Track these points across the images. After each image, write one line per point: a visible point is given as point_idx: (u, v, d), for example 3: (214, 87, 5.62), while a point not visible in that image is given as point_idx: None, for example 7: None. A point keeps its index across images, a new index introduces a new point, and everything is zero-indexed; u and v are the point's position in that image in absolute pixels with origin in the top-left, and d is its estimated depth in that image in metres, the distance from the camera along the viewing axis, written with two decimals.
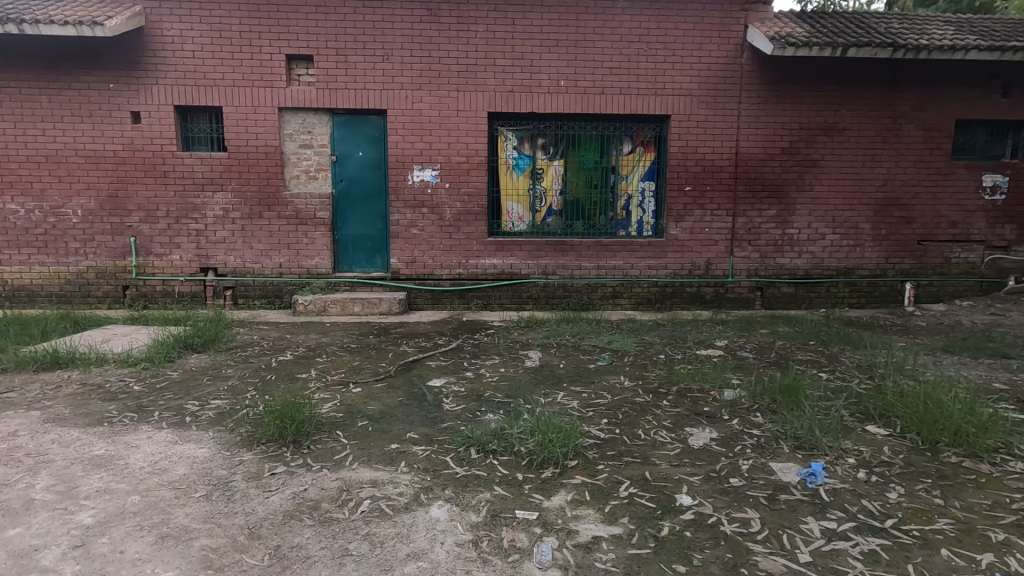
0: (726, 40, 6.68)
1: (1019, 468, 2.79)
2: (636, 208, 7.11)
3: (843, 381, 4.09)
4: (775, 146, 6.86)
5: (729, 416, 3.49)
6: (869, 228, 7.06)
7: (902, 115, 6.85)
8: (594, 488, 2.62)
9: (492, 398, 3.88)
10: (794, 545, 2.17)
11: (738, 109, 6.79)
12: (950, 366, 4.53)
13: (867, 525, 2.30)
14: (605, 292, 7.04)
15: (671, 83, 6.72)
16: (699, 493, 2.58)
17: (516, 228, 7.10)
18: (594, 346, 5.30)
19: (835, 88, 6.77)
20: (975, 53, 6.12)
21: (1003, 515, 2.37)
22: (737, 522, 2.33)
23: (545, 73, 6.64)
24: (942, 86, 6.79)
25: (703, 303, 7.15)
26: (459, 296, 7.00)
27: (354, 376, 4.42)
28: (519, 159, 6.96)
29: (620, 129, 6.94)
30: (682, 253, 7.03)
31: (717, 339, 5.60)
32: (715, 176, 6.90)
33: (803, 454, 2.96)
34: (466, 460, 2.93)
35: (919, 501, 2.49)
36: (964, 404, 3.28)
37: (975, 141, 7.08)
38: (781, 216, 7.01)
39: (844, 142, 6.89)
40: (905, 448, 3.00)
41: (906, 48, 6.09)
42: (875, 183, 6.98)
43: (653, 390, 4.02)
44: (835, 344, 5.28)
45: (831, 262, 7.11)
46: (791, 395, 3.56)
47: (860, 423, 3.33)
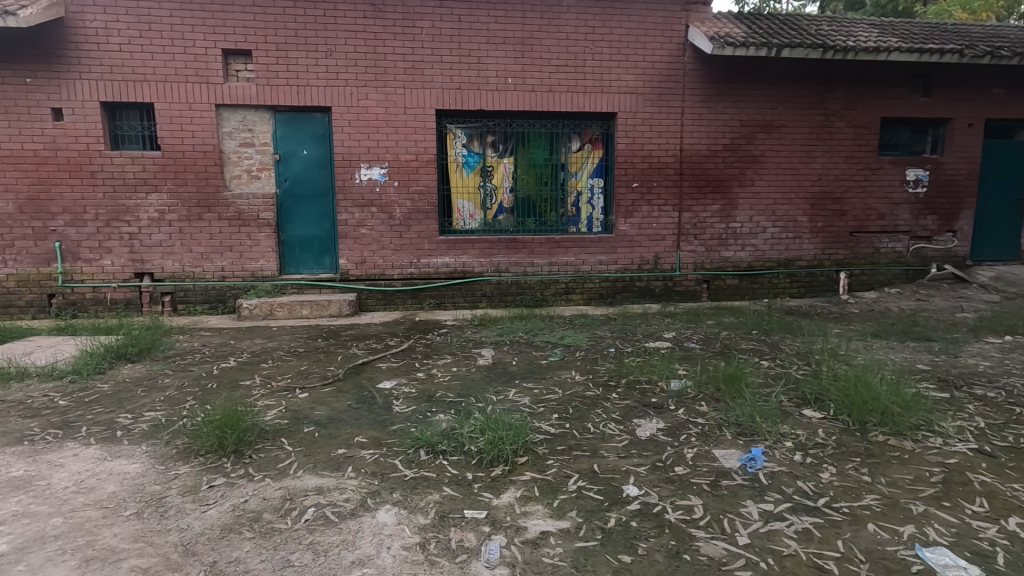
0: (669, 38, 6.84)
1: (939, 443, 2.98)
2: (586, 205, 7.20)
3: (782, 369, 4.27)
4: (717, 142, 7.08)
5: (676, 406, 3.59)
6: (805, 221, 7.39)
7: (834, 113, 7.19)
8: (544, 483, 2.64)
9: (443, 398, 3.85)
10: (734, 529, 2.24)
11: (681, 107, 6.97)
12: (879, 350, 4.80)
13: (801, 505, 2.40)
14: (557, 288, 7.11)
15: (617, 81, 6.83)
16: (646, 483, 2.64)
17: (467, 226, 7.07)
18: (547, 343, 5.34)
19: (772, 87, 7.05)
20: (897, 54, 6.48)
21: (923, 489, 2.52)
22: (681, 509, 2.40)
23: (492, 71, 6.62)
24: (869, 86, 7.17)
25: (652, 297, 7.32)
26: (412, 295, 6.91)
27: (301, 381, 4.30)
28: (469, 157, 6.93)
29: (568, 126, 7.02)
30: (631, 248, 7.17)
31: (665, 331, 5.74)
32: (662, 173, 7.06)
33: (743, 440, 3.07)
34: (415, 461, 2.89)
35: (849, 479, 2.62)
36: (890, 385, 3.48)
37: (898, 138, 7.54)
38: (724, 211, 7.25)
39: (782, 139, 7.18)
40: (837, 430, 3.16)
41: (835, 49, 6.39)
42: (810, 178, 7.31)
43: (603, 384, 4.09)
44: (776, 332, 5.51)
45: (772, 254, 7.40)
46: (733, 384, 3.69)
47: (798, 408, 3.48)
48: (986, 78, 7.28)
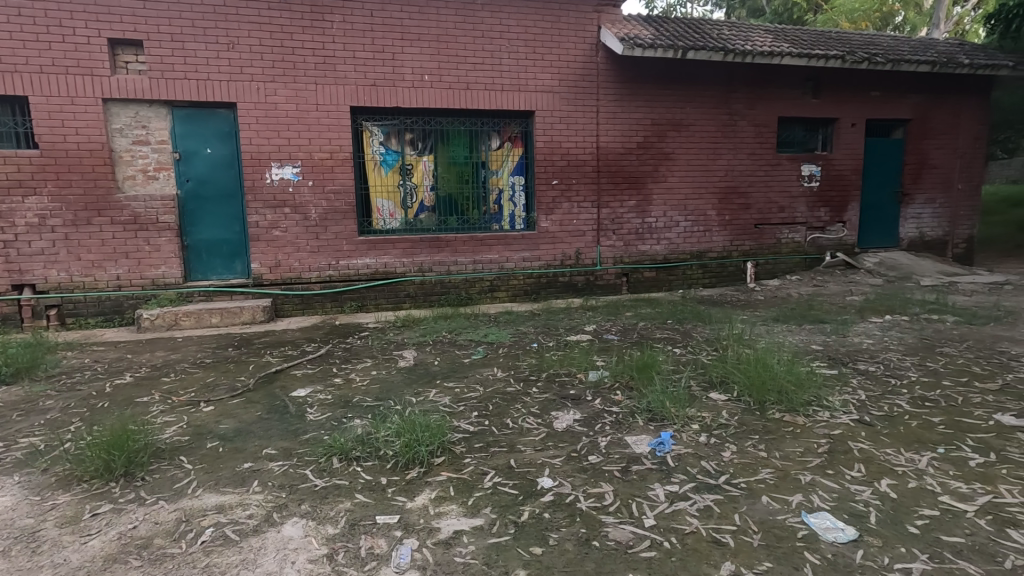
0: (582, 39, 7.00)
1: (826, 416, 3.24)
2: (507, 202, 7.23)
3: (693, 355, 4.49)
4: (631, 140, 7.33)
5: (593, 396, 3.68)
6: (715, 215, 7.82)
7: (736, 112, 7.64)
8: (459, 482, 2.63)
9: (361, 402, 3.74)
10: (641, 512, 2.32)
11: (597, 106, 7.16)
12: (779, 333, 5.17)
13: (704, 484, 2.53)
14: (482, 286, 7.11)
15: (533, 79, 6.91)
16: (561, 474, 2.68)
17: (388, 226, 6.92)
18: (470, 341, 5.32)
19: (680, 88, 7.38)
20: (789, 58, 6.97)
21: (811, 459, 2.73)
22: (592, 497, 2.46)
23: (408, 68, 6.51)
24: (767, 87, 7.68)
25: (575, 291, 7.48)
26: (331, 299, 6.67)
27: (206, 394, 4.03)
28: (387, 155, 6.78)
29: (487, 124, 7.02)
30: (554, 244, 7.29)
31: (587, 324, 5.88)
32: (580, 170, 7.22)
33: (654, 425, 3.19)
34: (327, 470, 2.79)
35: (748, 455, 2.79)
36: (786, 365, 3.75)
37: (793, 136, 8.14)
38: (640, 206, 7.52)
39: (690, 138, 7.54)
40: (739, 410, 3.35)
41: (735, 52, 6.79)
42: (718, 174, 7.73)
43: (524, 378, 4.13)
44: (688, 321, 5.79)
45: (685, 247, 7.77)
46: (646, 372, 3.84)
47: (705, 391, 3.67)
48: (866, 81, 7.99)
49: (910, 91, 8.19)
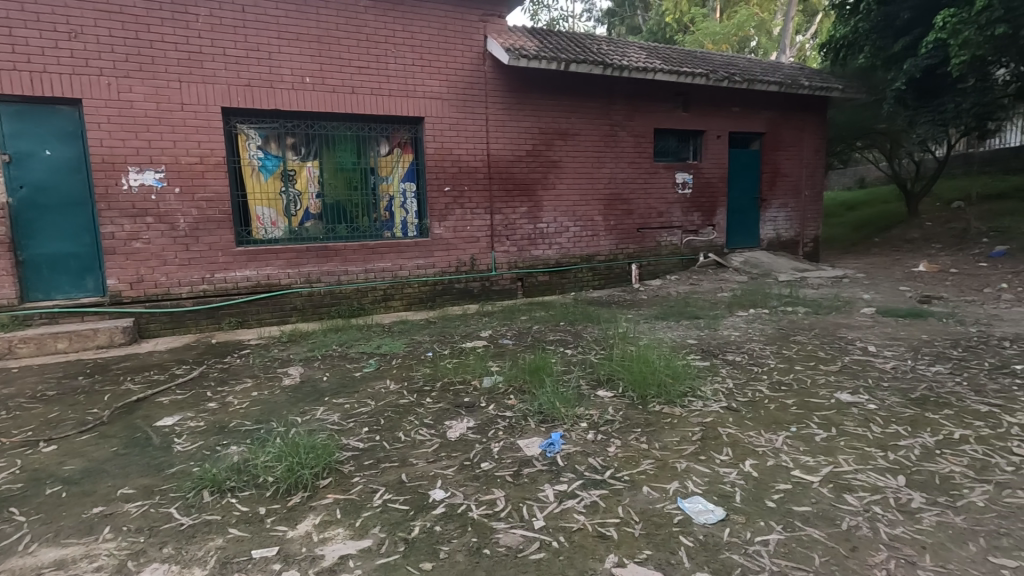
0: (469, 47, 7.05)
1: (699, 405, 3.50)
2: (399, 209, 7.07)
3: (583, 355, 4.67)
4: (520, 148, 7.50)
5: (487, 402, 3.69)
6: (601, 220, 8.22)
7: (617, 123, 8.10)
8: (346, 503, 2.50)
9: (238, 427, 3.45)
10: (531, 515, 2.36)
11: (486, 113, 7.24)
12: (660, 330, 5.53)
13: (591, 480, 2.63)
14: (376, 296, 6.89)
15: (421, 85, 6.84)
16: (453, 484, 2.65)
17: (270, 235, 6.48)
18: (362, 353, 5.13)
19: (565, 99, 7.69)
20: (661, 74, 7.52)
21: (686, 447, 2.93)
22: (484, 504, 2.45)
23: (286, 68, 6.16)
24: (643, 101, 8.22)
25: (471, 297, 7.48)
26: (206, 315, 6.11)
27: (47, 432, 3.49)
28: (266, 160, 6.36)
29: (375, 130, 6.82)
30: (448, 251, 7.25)
31: (482, 330, 5.91)
32: (471, 177, 7.26)
33: (545, 426, 3.27)
34: (196, 506, 2.53)
35: (631, 448, 2.94)
36: (665, 360, 4.01)
37: (668, 146, 8.79)
38: (532, 213, 7.71)
39: (576, 146, 7.87)
40: (624, 405, 3.53)
41: (613, 67, 7.19)
42: (602, 181, 8.13)
43: (418, 389, 4.04)
44: (579, 322, 6.03)
45: (575, 251, 8.09)
46: (538, 375, 3.93)
47: (594, 390, 3.82)
48: (727, 98, 8.82)
49: (764, 108, 9.17)
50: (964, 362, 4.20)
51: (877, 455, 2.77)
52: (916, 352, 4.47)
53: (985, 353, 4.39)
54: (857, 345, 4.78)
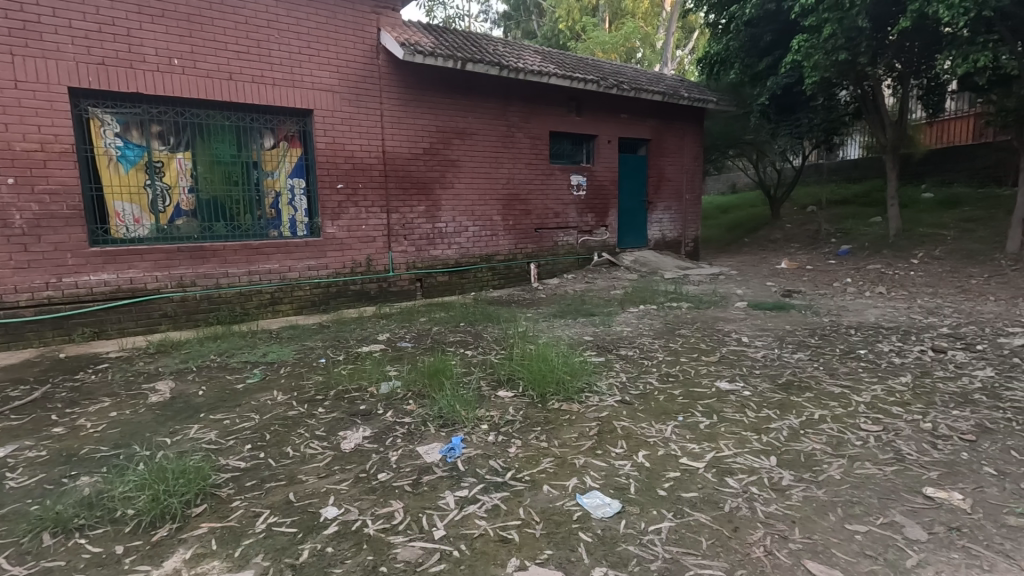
0: (362, 39, 6.75)
1: (595, 400, 3.61)
2: (286, 206, 6.59)
3: (484, 356, 4.64)
4: (417, 146, 7.33)
5: (384, 409, 3.53)
6: (499, 220, 8.27)
7: (514, 125, 8.19)
8: (223, 532, 2.25)
9: (91, 454, 3.00)
10: (431, 524, 2.27)
11: (380, 109, 6.98)
12: (558, 328, 5.67)
13: (492, 483, 2.59)
14: (261, 300, 6.38)
15: (309, 76, 6.43)
16: (346, 500, 2.49)
17: (132, 234, 5.76)
18: (245, 363, 4.71)
19: (462, 98, 7.63)
20: (555, 78, 7.71)
21: (584, 443, 2.99)
22: (381, 518, 2.33)
23: (149, 48, 5.51)
24: (538, 103, 8.39)
25: (368, 299, 7.17)
26: (52, 326, 5.30)
27: None
28: (127, 150, 5.64)
29: (257, 120, 6.30)
30: (342, 251, 6.89)
31: (380, 333, 5.68)
32: (366, 174, 6.96)
33: (446, 431, 3.19)
34: (33, 553, 2.14)
35: (531, 448, 2.95)
36: (563, 358, 4.09)
37: (563, 149, 9.05)
38: (430, 212, 7.57)
39: (474, 146, 7.84)
40: (524, 405, 3.54)
41: (509, 68, 7.25)
42: (500, 181, 8.19)
43: (309, 399, 3.78)
44: (479, 322, 6.01)
45: (475, 251, 8.07)
46: (438, 378, 3.83)
47: (495, 390, 3.80)
48: (617, 105, 9.26)
49: (649, 116, 9.74)
50: (820, 348, 4.73)
51: (752, 438, 3.01)
52: (782, 341, 4.97)
53: (836, 340, 4.97)
54: (733, 336, 5.21)
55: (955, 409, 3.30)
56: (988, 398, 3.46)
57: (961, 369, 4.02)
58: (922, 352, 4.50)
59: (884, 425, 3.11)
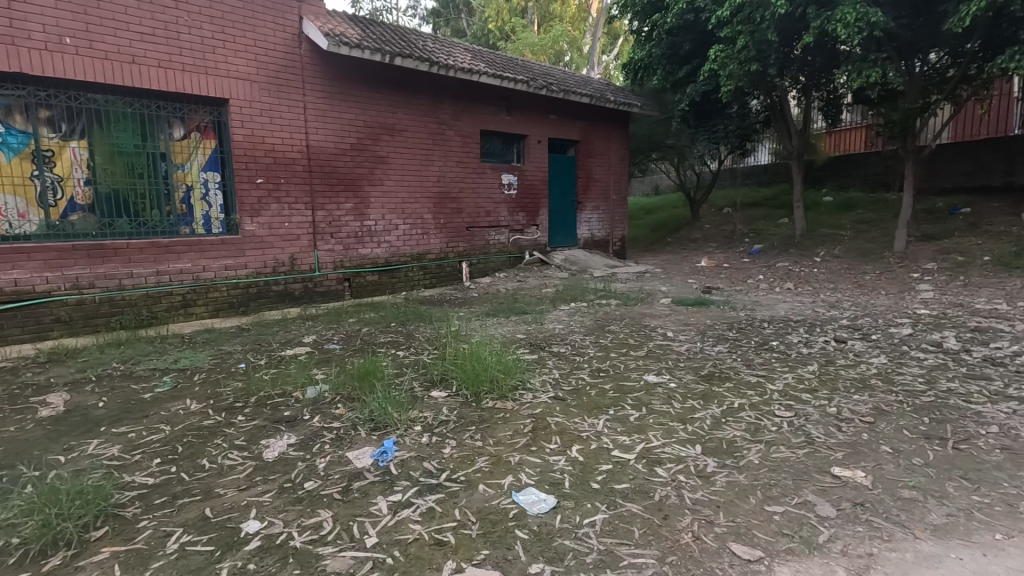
0: (282, 27, 6.43)
1: (529, 397, 3.62)
2: (199, 202, 6.14)
3: (416, 356, 4.54)
4: (344, 141, 7.07)
5: (311, 414, 3.37)
6: (430, 219, 8.15)
7: (444, 122, 8.10)
8: (127, 556, 2.05)
9: None
10: (362, 532, 2.19)
11: (303, 101, 6.68)
12: (491, 326, 5.67)
13: (426, 485, 2.54)
14: (172, 302, 5.91)
15: (224, 63, 6.04)
16: (270, 512, 2.34)
17: (16, 230, 5.16)
18: (153, 371, 4.34)
19: (391, 93, 7.45)
20: (485, 77, 7.69)
21: (519, 440, 2.99)
22: (309, 530, 2.21)
23: (36, 23, 4.95)
24: (469, 101, 8.34)
25: (292, 300, 6.84)
26: None
27: None
28: (8, 136, 5.05)
29: (164, 109, 5.83)
30: (262, 250, 6.52)
31: (305, 335, 5.43)
32: (288, 169, 6.63)
33: (377, 434, 3.08)
34: None
35: (466, 447, 2.91)
36: (497, 356, 4.08)
37: (493, 148, 9.06)
38: (358, 210, 7.33)
39: (403, 143, 7.68)
40: (458, 404, 3.50)
41: (438, 64, 7.15)
42: (431, 179, 8.06)
43: (227, 407, 3.54)
44: (411, 322, 5.89)
45: (405, 250, 7.89)
46: (368, 380, 3.70)
47: (428, 391, 3.73)
48: (546, 106, 9.38)
49: (578, 118, 9.95)
50: (737, 341, 5.01)
51: (679, 428, 3.13)
52: (703, 335, 5.23)
53: (752, 333, 5.29)
54: (659, 331, 5.41)
55: (855, 393, 3.60)
56: (882, 382, 3.81)
57: (859, 357, 4.40)
58: (826, 342, 4.88)
59: (796, 410, 3.34)
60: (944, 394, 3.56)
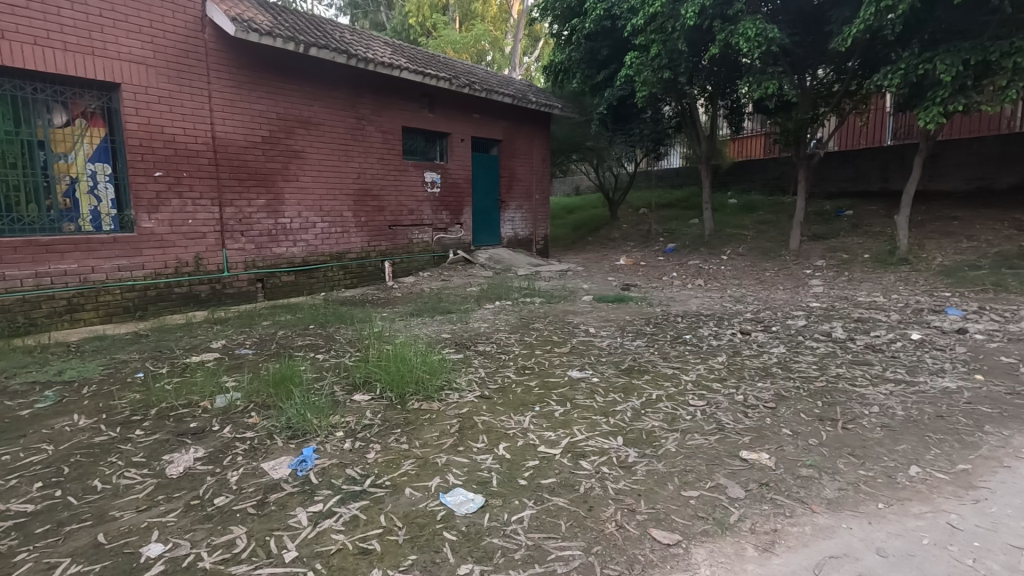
0: (183, 9, 5.95)
1: (455, 397, 3.59)
2: (86, 195, 5.55)
3: (336, 359, 4.38)
4: (254, 133, 6.68)
5: (221, 425, 3.15)
6: (350, 217, 7.88)
7: (364, 117, 7.86)
8: None
9: None
10: (280, 547, 2.07)
11: (208, 90, 6.23)
12: (415, 326, 5.57)
13: (350, 493, 2.44)
14: (53, 308, 5.29)
15: (115, 45, 5.50)
16: (175, 532, 2.16)
17: None
18: (32, 385, 3.87)
19: (306, 85, 7.13)
20: (406, 72, 7.54)
21: (446, 441, 2.96)
22: (220, 548, 2.06)
23: None
24: (389, 96, 8.14)
25: (197, 303, 6.36)
26: None
27: None
28: None
29: (42, 91, 5.20)
30: (162, 249, 6.01)
31: (213, 340, 5.07)
32: (192, 161, 6.16)
33: (295, 442, 2.93)
34: None
35: (391, 451, 2.84)
36: (422, 356, 4.01)
37: (416, 145, 8.90)
38: (271, 207, 6.95)
39: (320, 137, 7.36)
40: (382, 407, 3.40)
41: (357, 57, 6.92)
42: (350, 175, 7.80)
43: (122, 421, 3.23)
44: (331, 324, 5.67)
45: (324, 249, 7.58)
46: (285, 386, 3.52)
47: (350, 395, 3.61)
48: (469, 104, 9.34)
49: (500, 118, 10.00)
50: (655, 335, 5.26)
51: (601, 422, 3.23)
52: (622, 330, 5.43)
53: (667, 327, 5.56)
54: (581, 328, 5.56)
55: (759, 381, 3.89)
56: (782, 370, 4.14)
57: (762, 347, 4.76)
58: (733, 334, 5.23)
59: (707, 399, 3.55)
60: (834, 378, 3.92)
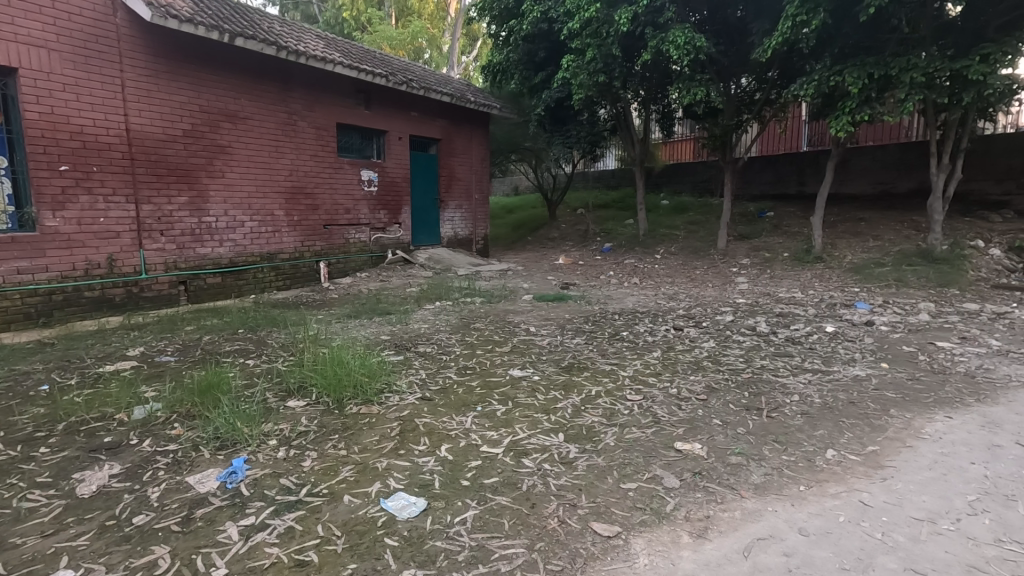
0: None
1: (395, 400, 3.52)
2: None
3: (268, 364, 4.19)
4: (174, 127, 6.28)
5: (139, 438, 2.93)
6: (282, 216, 7.56)
7: (295, 112, 7.56)
8: None
9: None
10: (207, 565, 1.95)
11: (121, 79, 5.79)
12: (352, 328, 5.42)
13: (284, 504, 2.34)
14: None
15: (12, 25, 5.00)
16: (88, 557, 1.99)
17: None
18: None
19: (232, 77, 6.78)
20: (340, 67, 7.32)
21: (386, 445, 2.90)
22: (140, 571, 1.92)
23: None
24: (322, 91, 7.88)
25: (111, 308, 5.89)
26: None
27: None
28: None
29: None
30: (70, 250, 5.52)
31: (130, 348, 4.71)
32: (103, 155, 5.70)
33: (224, 453, 2.78)
34: None
35: (328, 458, 2.75)
36: (360, 359, 3.91)
37: (352, 142, 8.65)
38: (195, 204, 6.55)
39: (247, 132, 7.02)
40: (319, 413, 3.29)
41: (287, 50, 6.65)
42: (282, 172, 7.48)
43: (23, 439, 2.94)
44: (262, 327, 5.41)
45: (253, 249, 7.23)
46: (211, 395, 3.32)
47: (284, 401, 3.46)
48: (406, 101, 9.19)
49: (439, 116, 9.91)
50: (593, 332, 5.38)
51: (542, 419, 3.27)
52: (562, 328, 5.52)
53: (605, 325, 5.70)
54: (522, 327, 5.59)
55: (691, 374, 4.07)
56: (712, 363, 4.34)
57: (694, 342, 4.98)
58: (667, 330, 5.44)
59: (644, 394, 3.67)
60: (758, 370, 4.16)
